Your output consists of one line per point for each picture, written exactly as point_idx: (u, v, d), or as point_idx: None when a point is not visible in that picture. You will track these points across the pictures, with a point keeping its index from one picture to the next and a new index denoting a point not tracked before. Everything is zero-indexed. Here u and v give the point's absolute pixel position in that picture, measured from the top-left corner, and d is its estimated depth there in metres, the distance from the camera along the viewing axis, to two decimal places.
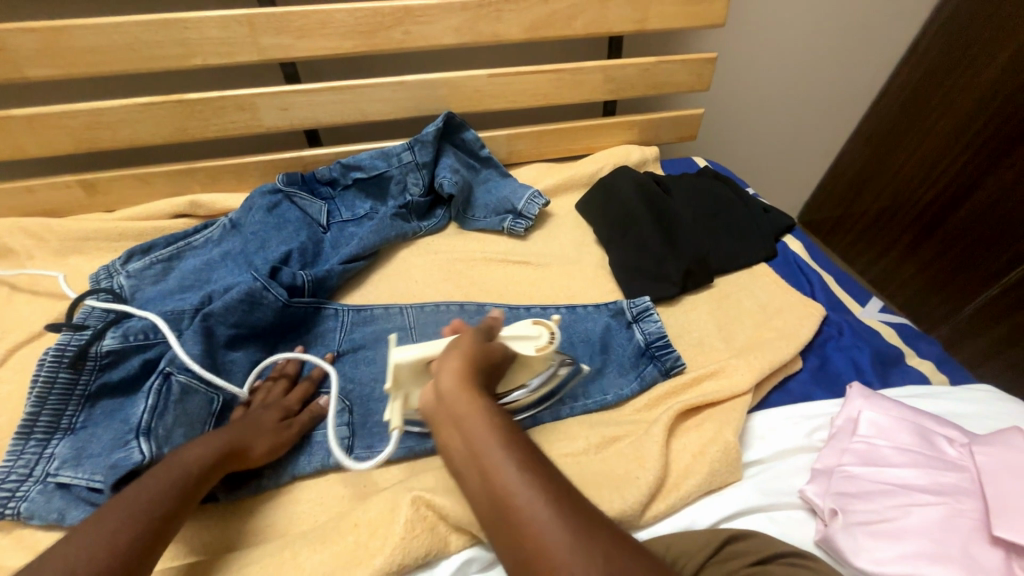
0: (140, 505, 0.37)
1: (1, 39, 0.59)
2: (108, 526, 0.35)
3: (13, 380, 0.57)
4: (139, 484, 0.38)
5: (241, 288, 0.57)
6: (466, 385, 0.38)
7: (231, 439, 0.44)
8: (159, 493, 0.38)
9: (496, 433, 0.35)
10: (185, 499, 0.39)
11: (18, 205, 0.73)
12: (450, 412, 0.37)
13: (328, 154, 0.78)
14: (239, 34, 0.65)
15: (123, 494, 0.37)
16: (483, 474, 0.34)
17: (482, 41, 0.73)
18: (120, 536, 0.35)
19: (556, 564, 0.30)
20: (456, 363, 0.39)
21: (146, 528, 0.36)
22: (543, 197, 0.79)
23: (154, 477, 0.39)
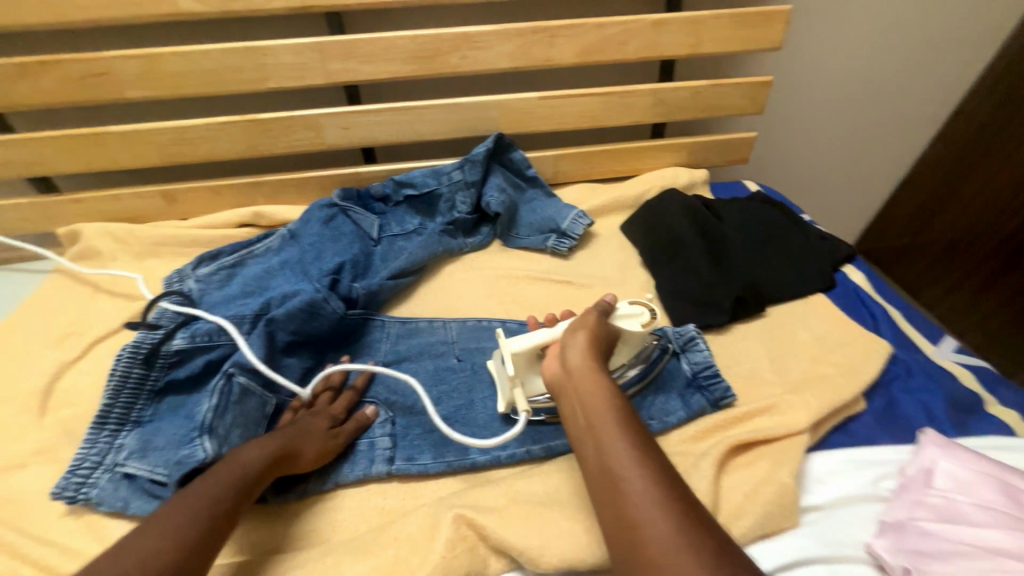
0: (199, 504, 0.39)
1: (107, 64, 0.66)
2: (168, 524, 0.37)
3: (93, 371, 0.62)
4: (200, 484, 0.40)
5: (302, 297, 0.60)
6: (594, 361, 0.43)
7: (286, 442, 0.46)
8: (218, 493, 0.40)
9: (615, 408, 0.39)
10: (238, 502, 0.41)
11: (106, 211, 0.80)
12: (577, 383, 0.42)
13: (382, 171, 0.81)
14: (310, 59, 0.70)
15: (185, 493, 0.39)
16: (594, 441, 0.38)
17: (534, 65, 0.75)
18: (180, 533, 0.37)
19: (654, 533, 0.32)
20: (583, 342, 0.45)
21: (203, 528, 0.38)
22: (588, 217, 0.80)
23: (212, 477, 0.41)
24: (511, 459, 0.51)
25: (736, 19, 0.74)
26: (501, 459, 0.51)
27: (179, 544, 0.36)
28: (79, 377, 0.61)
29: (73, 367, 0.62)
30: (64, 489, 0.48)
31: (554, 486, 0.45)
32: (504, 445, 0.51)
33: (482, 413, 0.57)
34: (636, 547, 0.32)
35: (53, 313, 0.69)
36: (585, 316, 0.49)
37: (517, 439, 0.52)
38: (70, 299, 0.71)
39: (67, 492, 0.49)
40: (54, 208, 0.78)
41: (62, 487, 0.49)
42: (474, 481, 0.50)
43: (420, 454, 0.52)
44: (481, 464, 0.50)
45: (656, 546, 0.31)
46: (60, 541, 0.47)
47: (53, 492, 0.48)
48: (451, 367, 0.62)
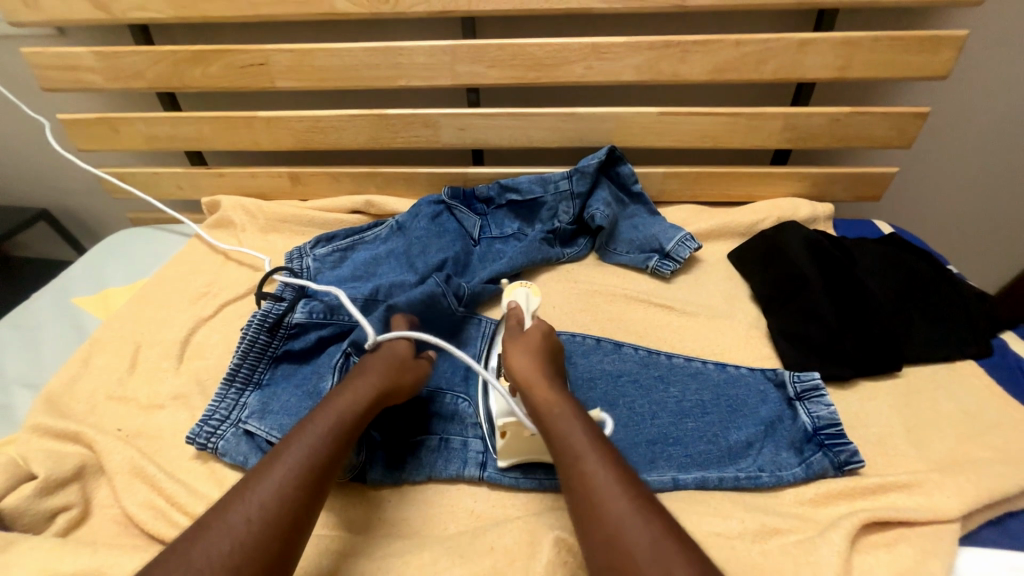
0: (281, 485, 0.38)
1: (267, 56, 0.73)
2: (253, 510, 0.37)
3: (222, 331, 0.68)
4: (275, 464, 0.39)
5: (419, 289, 0.63)
6: (540, 372, 0.47)
7: (351, 408, 0.45)
8: (297, 475, 0.39)
9: (574, 411, 0.43)
10: (321, 479, 0.40)
11: (242, 186, 0.88)
12: (530, 391, 0.46)
13: (489, 173, 0.83)
14: (441, 61, 0.72)
15: (261, 473, 0.39)
16: (558, 448, 0.41)
17: (660, 80, 0.73)
18: (267, 520, 0.36)
19: (613, 508, 0.36)
20: (522, 366, 0.48)
21: (292, 512, 0.38)
22: (695, 241, 0.76)
23: (288, 457, 0.40)
24: None
25: (898, 43, 0.67)
26: None
27: (268, 531, 0.36)
28: (211, 334, 0.68)
29: (207, 324, 0.69)
30: (197, 436, 0.53)
31: None
32: None
33: None
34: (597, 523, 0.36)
35: (193, 274, 0.77)
36: (514, 348, 0.51)
37: None
38: (207, 263, 0.79)
39: (199, 439, 0.53)
40: (201, 180, 0.88)
41: (196, 433, 0.53)
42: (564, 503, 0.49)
43: (511, 466, 0.51)
44: None
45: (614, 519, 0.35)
46: (189, 482, 0.52)
47: (188, 437, 0.53)
48: None
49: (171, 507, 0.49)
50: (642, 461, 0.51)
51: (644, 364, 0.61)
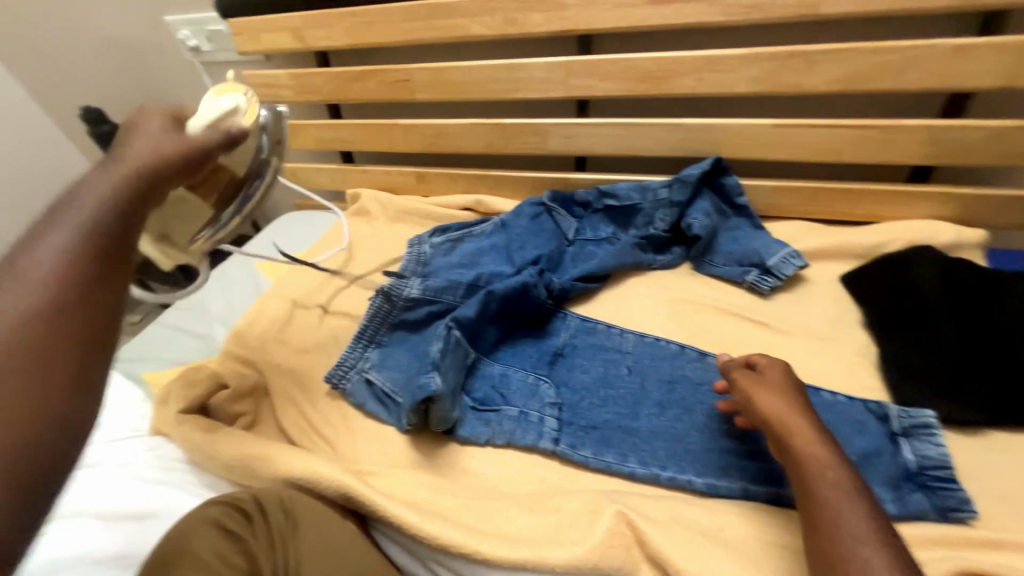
0: (5, 327, 0.28)
1: (410, 73, 0.87)
2: (23, 376, 0.28)
3: (354, 299, 0.83)
4: (15, 313, 0.29)
5: (519, 279, 0.70)
6: (787, 385, 0.50)
7: (88, 232, 0.32)
8: (72, 326, 0.30)
9: (781, 388, 0.50)
10: (95, 323, 0.31)
11: (378, 182, 1.05)
12: (766, 390, 0.50)
13: (589, 179, 0.87)
14: (556, 75, 0.79)
15: (5, 338, 0.28)
16: (786, 441, 0.45)
17: (777, 91, 0.71)
18: (70, 390, 0.29)
19: (849, 523, 0.39)
20: (772, 372, 0.52)
21: (81, 373, 0.30)
22: (802, 259, 0.73)
23: (16, 291, 0.29)
24: (671, 483, 0.52)
25: None
26: (660, 479, 0.53)
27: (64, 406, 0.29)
28: (346, 300, 0.83)
29: (343, 292, 0.85)
30: (333, 376, 0.66)
31: (719, 524, 0.46)
32: (664, 466, 0.53)
33: (644, 426, 0.57)
34: (829, 526, 0.39)
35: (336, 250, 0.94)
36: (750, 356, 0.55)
37: (679, 466, 0.53)
38: (347, 242, 0.96)
39: (334, 379, 0.66)
40: (348, 175, 1.07)
41: (333, 374, 0.66)
42: (630, 490, 0.53)
43: (582, 446, 0.56)
44: (639, 476, 0.53)
45: (847, 529, 0.38)
46: (322, 411, 0.64)
47: (326, 376, 0.67)
48: (621, 375, 0.64)
49: (311, 427, 0.63)
50: (710, 466, 0.53)
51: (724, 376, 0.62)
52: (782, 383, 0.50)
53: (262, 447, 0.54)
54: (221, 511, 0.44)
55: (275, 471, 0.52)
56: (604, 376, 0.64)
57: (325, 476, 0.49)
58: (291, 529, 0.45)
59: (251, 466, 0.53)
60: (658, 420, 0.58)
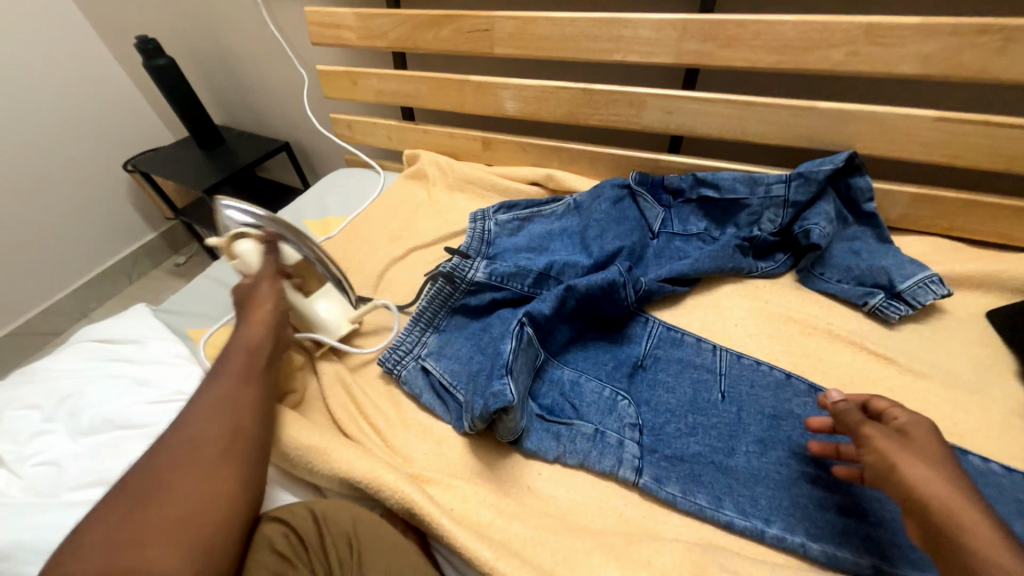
0: (205, 439, 0.41)
1: (493, 22, 0.76)
2: (207, 454, 0.40)
3: (409, 273, 0.77)
4: (206, 420, 0.42)
5: (604, 275, 0.61)
6: (935, 450, 0.39)
7: (249, 360, 0.48)
8: (241, 422, 0.43)
9: (937, 459, 0.38)
10: (265, 421, 0.45)
11: (439, 144, 0.96)
12: (904, 455, 0.39)
13: (684, 163, 0.76)
14: (668, 36, 0.67)
15: (192, 440, 0.40)
16: (941, 530, 0.35)
17: (953, 76, 0.57)
18: (226, 456, 0.41)
19: None
20: (914, 430, 0.40)
21: (234, 449, 0.41)
22: (945, 287, 0.60)
23: (203, 425, 0.42)
24: (776, 543, 0.44)
25: None
26: (764, 536, 0.44)
27: (227, 472, 0.40)
28: (400, 273, 0.77)
29: (398, 264, 0.78)
30: (387, 360, 0.60)
31: None
32: (768, 520, 0.45)
33: (744, 467, 0.49)
34: None
35: (391, 216, 0.87)
36: (877, 406, 0.44)
37: (788, 524, 0.45)
38: (402, 207, 0.88)
39: (389, 363, 0.60)
40: (408, 134, 0.98)
41: (386, 357, 0.60)
42: (725, 543, 0.45)
43: (669, 480, 0.48)
44: (738, 528, 0.45)
45: None
46: (373, 397, 0.59)
47: (380, 359, 0.61)
48: (712, 400, 0.55)
49: (361, 412, 0.57)
50: (825, 529, 0.44)
51: None
52: (935, 451, 0.39)
53: (316, 437, 0.48)
54: (280, 534, 0.41)
55: (331, 468, 0.47)
56: (693, 398, 0.56)
57: (386, 485, 0.44)
58: (349, 560, 0.40)
59: (304, 456, 0.47)
60: (760, 462, 0.49)
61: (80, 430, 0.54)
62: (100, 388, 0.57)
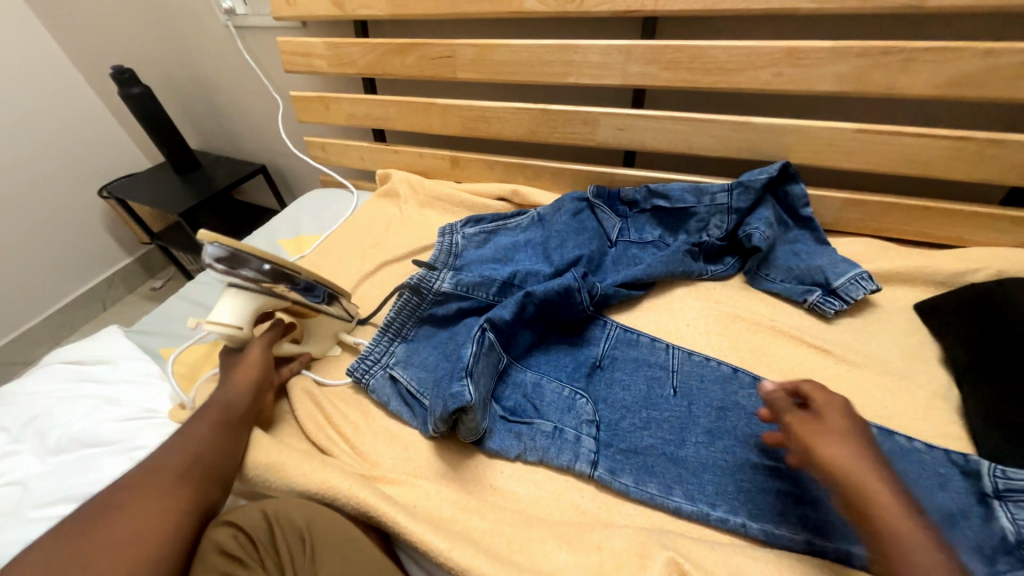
0: (163, 464, 0.45)
1: (455, 49, 0.81)
2: (159, 481, 0.43)
3: (380, 287, 0.79)
4: (173, 450, 0.46)
5: (562, 281, 0.64)
6: (849, 429, 0.43)
7: (228, 405, 0.51)
8: (204, 456, 0.46)
9: (845, 433, 0.42)
10: (229, 460, 0.48)
11: (410, 163, 1.00)
12: (823, 437, 0.42)
13: (638, 176, 0.81)
14: (615, 60, 0.72)
15: (155, 469, 0.44)
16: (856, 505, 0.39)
17: (867, 92, 0.64)
18: (176, 484, 0.43)
19: None
20: (832, 413, 0.44)
21: (185, 480, 0.44)
22: (874, 282, 0.65)
23: (168, 455, 0.46)
24: (721, 524, 0.47)
25: None
26: (710, 518, 0.47)
27: (172, 501, 0.42)
28: (372, 288, 0.79)
29: (369, 279, 0.81)
30: (355, 369, 0.62)
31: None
32: (714, 504, 0.48)
33: (692, 457, 0.52)
34: None
35: (363, 232, 0.90)
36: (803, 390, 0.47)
37: (733, 506, 0.48)
38: (374, 224, 0.91)
39: (356, 373, 0.62)
40: (380, 154, 1.02)
41: (355, 367, 0.62)
42: (674, 528, 0.48)
43: (622, 472, 0.51)
44: (687, 513, 0.48)
45: None
46: (342, 407, 0.60)
47: (348, 370, 0.63)
48: (664, 395, 0.58)
49: (329, 424, 0.59)
50: (767, 510, 0.47)
51: None
52: (852, 432, 0.42)
53: (276, 454, 0.49)
54: (230, 535, 0.42)
55: (296, 477, 0.48)
56: (648, 395, 0.59)
57: (349, 488, 0.46)
58: (304, 553, 0.41)
59: (263, 473, 0.49)
60: (708, 451, 0.53)
61: (48, 450, 0.54)
62: (69, 409, 0.58)
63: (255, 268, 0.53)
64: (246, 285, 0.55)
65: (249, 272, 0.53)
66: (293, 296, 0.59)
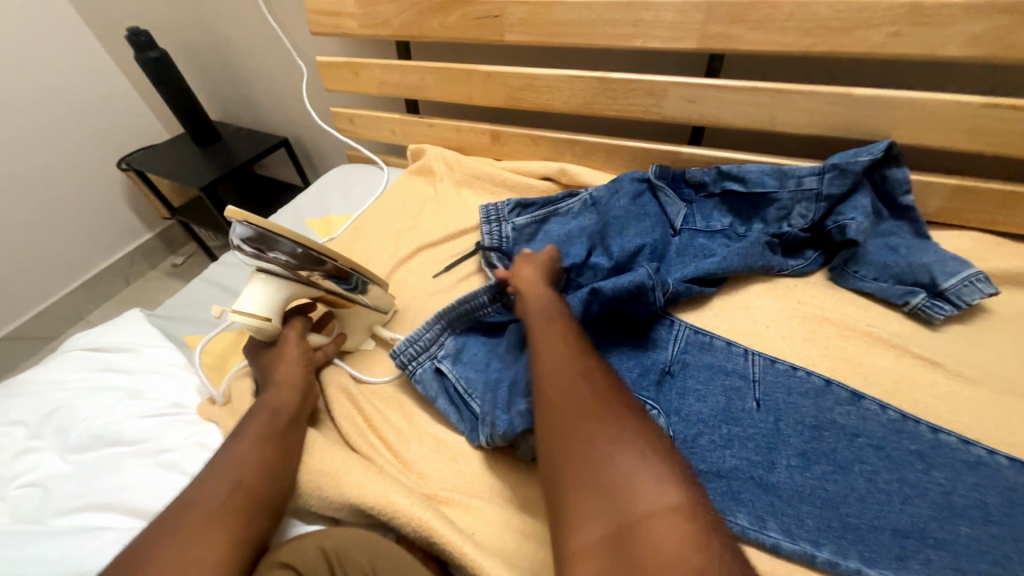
0: (204, 492, 0.39)
1: (503, 7, 0.71)
2: (198, 517, 0.37)
3: (416, 274, 0.73)
4: (211, 478, 0.40)
5: (634, 278, 0.57)
6: None
7: (270, 418, 0.45)
8: (246, 481, 0.40)
9: None
10: (274, 482, 0.42)
11: (445, 138, 0.92)
12: None
13: (707, 156, 0.72)
14: (692, 19, 0.63)
15: (192, 501, 0.38)
16: None
17: (1004, 58, 0.53)
18: (216, 519, 0.37)
19: None
20: None
21: (228, 511, 0.38)
22: (991, 285, 0.55)
23: (211, 481, 0.40)
24: (828, 567, 0.41)
25: None
26: (813, 560, 0.41)
27: (213, 538, 0.36)
28: (408, 275, 0.73)
29: (405, 264, 0.74)
30: (400, 356, 0.56)
31: None
32: (817, 542, 0.42)
33: (786, 482, 0.45)
34: None
35: (397, 214, 0.83)
36: None
37: (842, 547, 0.41)
38: (408, 204, 0.84)
39: (401, 358, 0.56)
40: (412, 127, 0.94)
41: (400, 353, 0.56)
42: (769, 568, 0.42)
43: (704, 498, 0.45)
44: (785, 552, 0.42)
45: None
46: (383, 409, 0.55)
47: (392, 353, 0.56)
48: (748, 409, 0.51)
49: (370, 427, 0.53)
50: (882, 554, 0.41)
51: (894, 431, 0.48)
52: None
53: (330, 460, 0.45)
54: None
55: (341, 494, 0.43)
56: (728, 408, 0.52)
57: (402, 511, 0.40)
58: None
59: (312, 483, 0.44)
60: (804, 477, 0.46)
61: (68, 447, 0.50)
62: (89, 402, 0.53)
63: (285, 251, 0.48)
64: (277, 271, 0.50)
65: (279, 255, 0.48)
66: (326, 285, 0.52)
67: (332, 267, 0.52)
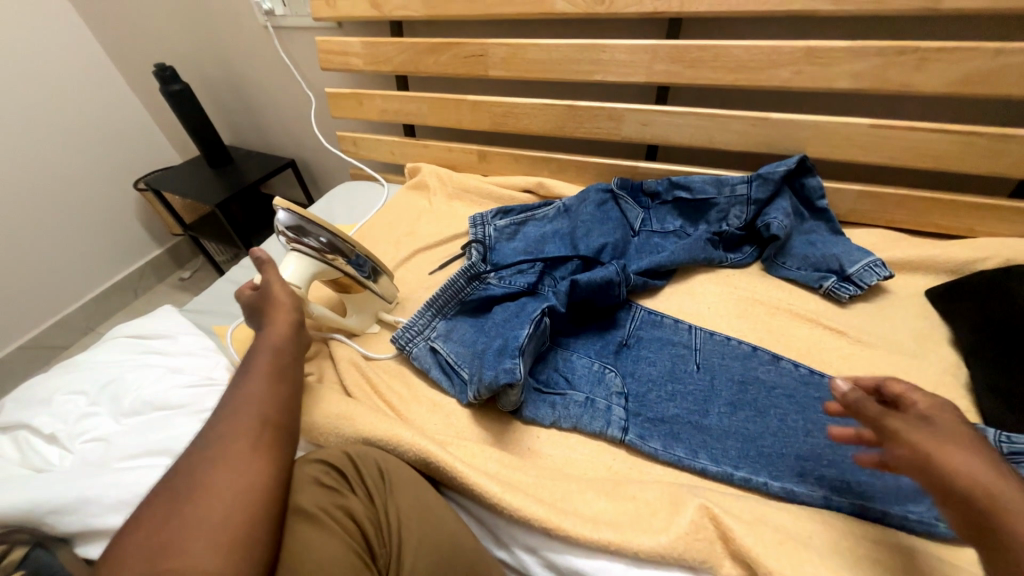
0: (229, 430, 0.43)
1: (487, 49, 0.85)
2: (238, 450, 0.42)
3: (414, 272, 0.84)
4: (236, 417, 0.44)
5: (604, 273, 0.68)
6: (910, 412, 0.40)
7: (276, 362, 0.52)
8: (269, 418, 0.46)
9: (951, 435, 0.37)
10: (291, 415, 0.48)
11: (438, 157, 1.05)
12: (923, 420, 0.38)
13: (661, 169, 0.85)
14: (640, 59, 0.77)
15: (225, 439, 0.42)
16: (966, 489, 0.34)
17: (882, 89, 0.67)
18: (256, 450, 0.43)
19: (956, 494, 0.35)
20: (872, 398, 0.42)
21: (260, 442, 0.43)
22: (886, 269, 0.68)
23: (233, 421, 0.44)
24: (743, 483, 0.51)
25: None
26: (733, 478, 0.51)
27: (259, 463, 0.42)
28: (406, 272, 0.84)
29: (404, 264, 0.86)
30: (400, 337, 0.66)
31: (808, 530, 0.45)
32: (737, 465, 0.52)
33: (716, 424, 0.56)
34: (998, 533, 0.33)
35: (396, 222, 0.94)
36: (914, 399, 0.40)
37: (755, 466, 0.52)
38: (406, 214, 0.96)
39: (401, 340, 0.66)
40: (410, 149, 1.07)
41: (399, 335, 0.66)
42: (700, 485, 0.52)
43: (651, 437, 0.55)
44: (712, 473, 0.52)
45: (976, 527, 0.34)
46: (386, 378, 0.65)
47: (393, 337, 0.67)
48: (688, 370, 0.63)
49: (375, 392, 0.63)
50: (786, 472, 0.51)
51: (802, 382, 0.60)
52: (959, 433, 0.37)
53: (342, 406, 0.55)
54: (321, 470, 0.46)
55: (355, 436, 0.53)
56: (673, 371, 0.63)
57: (404, 440, 0.51)
58: (384, 487, 0.46)
59: (332, 424, 0.54)
60: (731, 419, 0.57)
61: (122, 411, 0.59)
62: (137, 375, 0.63)
63: (316, 238, 0.63)
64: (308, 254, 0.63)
65: (312, 241, 0.62)
66: (347, 270, 0.65)
67: (350, 253, 0.66)
